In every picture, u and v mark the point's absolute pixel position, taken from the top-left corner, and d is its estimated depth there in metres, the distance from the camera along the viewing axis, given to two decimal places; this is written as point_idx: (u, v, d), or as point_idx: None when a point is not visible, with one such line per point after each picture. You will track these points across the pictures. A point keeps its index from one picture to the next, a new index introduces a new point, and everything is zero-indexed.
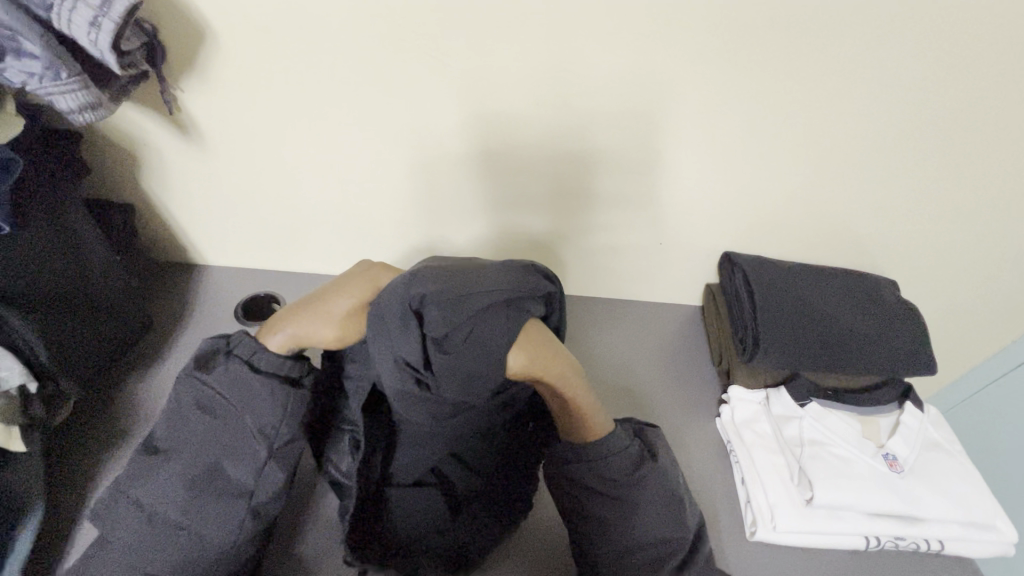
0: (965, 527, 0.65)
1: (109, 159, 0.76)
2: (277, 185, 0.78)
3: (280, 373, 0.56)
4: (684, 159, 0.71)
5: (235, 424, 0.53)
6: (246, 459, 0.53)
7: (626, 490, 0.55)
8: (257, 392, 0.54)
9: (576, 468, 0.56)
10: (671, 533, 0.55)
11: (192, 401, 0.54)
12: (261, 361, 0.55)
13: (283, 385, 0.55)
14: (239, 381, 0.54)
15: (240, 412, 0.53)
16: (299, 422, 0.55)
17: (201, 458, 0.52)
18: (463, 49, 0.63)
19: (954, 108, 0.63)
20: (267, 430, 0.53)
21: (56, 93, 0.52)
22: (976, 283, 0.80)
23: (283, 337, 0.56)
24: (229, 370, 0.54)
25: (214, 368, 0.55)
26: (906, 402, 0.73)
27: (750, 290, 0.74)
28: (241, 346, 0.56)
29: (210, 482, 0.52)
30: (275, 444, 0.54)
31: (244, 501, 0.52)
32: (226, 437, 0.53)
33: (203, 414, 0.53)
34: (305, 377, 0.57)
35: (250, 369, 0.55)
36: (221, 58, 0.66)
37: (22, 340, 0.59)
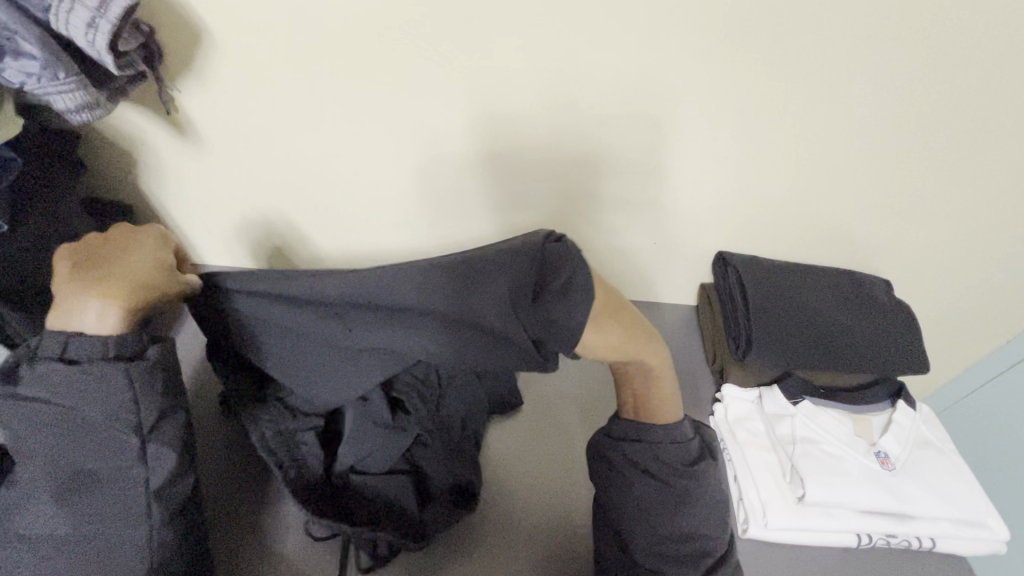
0: (956, 524, 0.65)
1: (107, 158, 0.77)
2: (273, 184, 0.79)
3: (108, 356, 0.44)
4: (677, 159, 0.71)
5: (87, 421, 0.44)
6: (120, 451, 0.45)
7: (684, 479, 0.57)
8: (79, 386, 0.43)
9: (634, 447, 0.58)
10: (711, 528, 0.56)
11: (24, 415, 0.44)
12: (77, 349, 0.44)
13: (112, 367, 0.44)
14: (63, 379, 0.43)
15: (83, 407, 0.44)
16: (169, 397, 0.47)
17: (74, 469, 0.44)
18: (457, 50, 0.64)
19: (944, 109, 0.63)
20: (124, 417, 0.44)
21: (54, 93, 0.53)
22: (969, 283, 0.80)
23: (83, 315, 0.44)
24: (40, 373, 0.43)
25: (27, 378, 0.43)
26: (899, 400, 0.73)
27: (743, 287, 0.75)
28: (47, 344, 0.44)
29: (94, 488, 0.45)
30: (143, 425, 0.45)
31: (140, 492, 0.45)
32: (85, 436, 0.44)
33: (42, 422, 0.44)
34: (147, 349, 0.46)
35: (66, 365, 0.43)
36: (218, 59, 0.66)
37: (18, 333, 0.61)
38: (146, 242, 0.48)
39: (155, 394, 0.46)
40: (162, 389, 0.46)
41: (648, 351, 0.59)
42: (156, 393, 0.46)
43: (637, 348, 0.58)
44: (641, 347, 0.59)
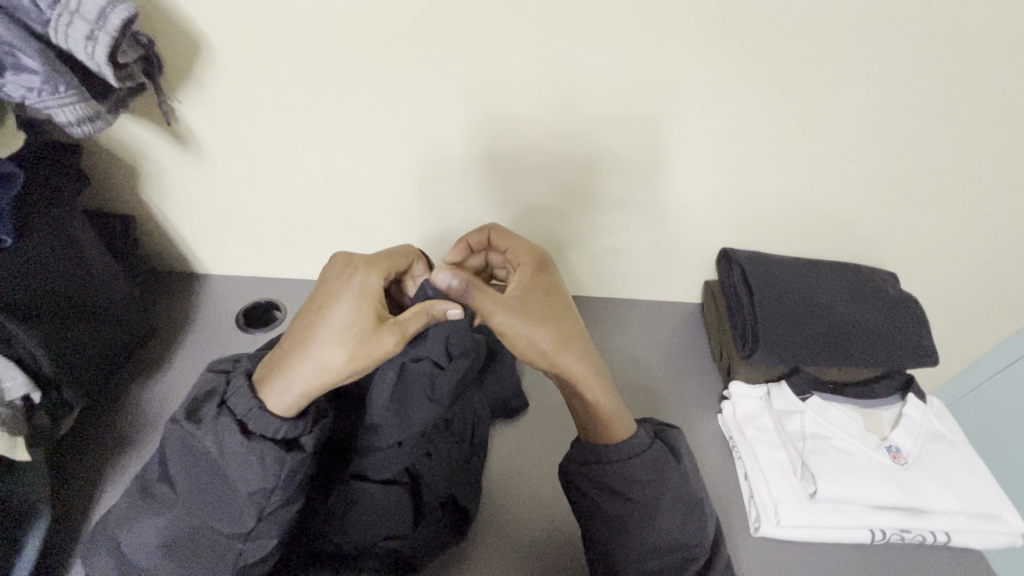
0: (971, 518, 0.64)
1: (109, 171, 0.77)
2: (274, 193, 0.79)
3: (275, 437, 0.50)
4: (678, 157, 0.71)
5: (230, 485, 0.49)
6: (234, 525, 0.49)
7: (647, 493, 0.55)
8: (248, 456, 0.49)
9: (597, 470, 0.56)
10: (685, 537, 0.54)
11: (181, 453, 0.50)
12: (257, 422, 0.50)
13: (279, 449, 0.50)
14: (230, 444, 0.49)
15: (232, 472, 0.49)
16: (297, 485, 0.51)
17: (181, 521, 0.49)
18: (456, 54, 0.64)
19: (944, 99, 0.63)
20: (260, 494, 0.49)
21: (55, 106, 0.53)
22: (975, 275, 0.80)
23: (289, 393, 0.50)
24: (223, 430, 0.49)
25: (208, 417, 0.50)
26: (909, 394, 0.73)
27: (749, 285, 0.75)
28: (238, 399, 0.50)
29: (192, 547, 0.49)
30: (266, 508, 0.50)
31: (233, 560, 0.50)
32: (220, 495, 0.49)
33: (198, 468, 0.50)
34: (305, 438, 0.51)
35: (242, 433, 0.49)
36: (218, 69, 0.67)
37: (24, 348, 0.60)
38: (353, 295, 0.51)
39: (293, 486, 0.51)
40: (295, 474, 0.50)
41: (584, 359, 0.56)
42: (296, 481, 0.51)
43: (573, 351, 0.55)
44: (574, 355, 0.55)
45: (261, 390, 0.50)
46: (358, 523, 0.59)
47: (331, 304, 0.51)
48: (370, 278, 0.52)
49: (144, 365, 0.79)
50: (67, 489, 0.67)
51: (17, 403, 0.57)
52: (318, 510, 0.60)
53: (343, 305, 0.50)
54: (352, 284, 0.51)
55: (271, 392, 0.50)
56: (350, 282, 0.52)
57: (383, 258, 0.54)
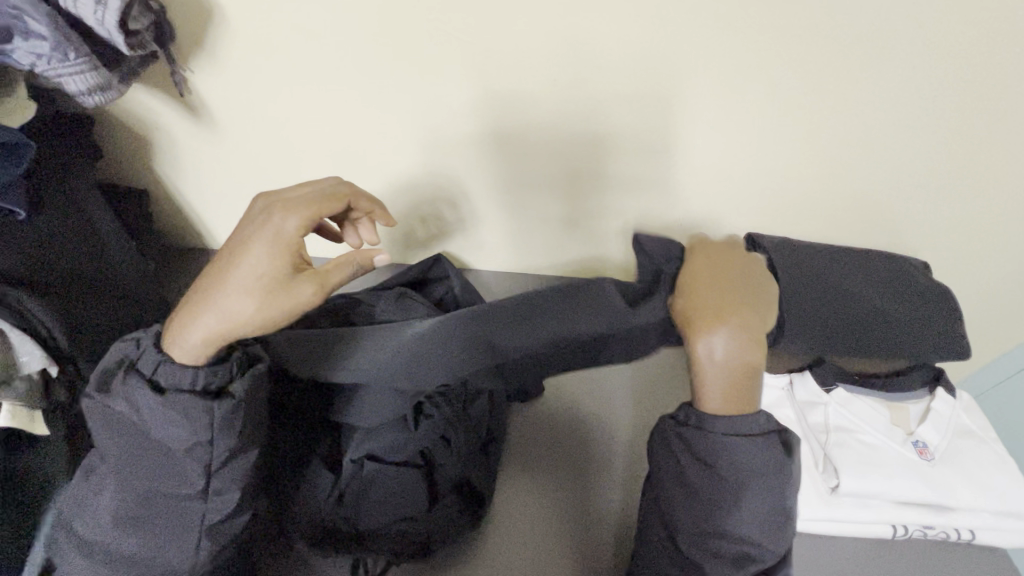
0: (998, 516, 0.63)
1: (120, 143, 0.76)
2: (287, 168, 0.77)
3: (195, 388, 0.48)
4: (706, 137, 0.68)
5: (163, 445, 0.48)
6: (186, 481, 0.49)
7: (737, 479, 0.49)
8: (170, 412, 0.47)
9: (702, 440, 0.50)
10: (761, 536, 0.49)
11: (104, 424, 0.49)
12: (168, 377, 0.48)
13: (201, 399, 0.47)
14: (147, 406, 0.47)
15: (159, 433, 0.48)
16: (237, 433, 0.49)
17: (133, 489, 0.49)
18: (476, 24, 0.61)
19: (997, 79, 0.59)
20: (198, 447, 0.48)
21: (65, 74, 0.52)
22: (1011, 266, 0.76)
23: (197, 338, 0.46)
24: (133, 394, 0.47)
25: (117, 388, 0.48)
26: (938, 388, 0.70)
27: (776, 272, 0.72)
28: (145, 362, 0.48)
29: (151, 510, 0.49)
30: (212, 461, 0.49)
31: (194, 517, 0.49)
32: (160, 457, 0.49)
33: (128, 436, 0.49)
34: (234, 383, 0.49)
35: (156, 391, 0.47)
36: (229, 38, 0.64)
37: (42, 327, 0.58)
38: (267, 241, 0.45)
39: (233, 433, 0.49)
40: (232, 422, 0.49)
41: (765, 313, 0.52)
42: (234, 429, 0.49)
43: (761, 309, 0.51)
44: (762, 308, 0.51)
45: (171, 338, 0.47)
46: (371, 505, 0.58)
47: (244, 247, 0.46)
48: (289, 224, 0.46)
49: None
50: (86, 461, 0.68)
51: (33, 376, 0.57)
52: (328, 493, 0.59)
53: (252, 248, 0.45)
54: (267, 229, 0.46)
55: (179, 338, 0.46)
56: (265, 225, 0.46)
57: (309, 201, 0.48)
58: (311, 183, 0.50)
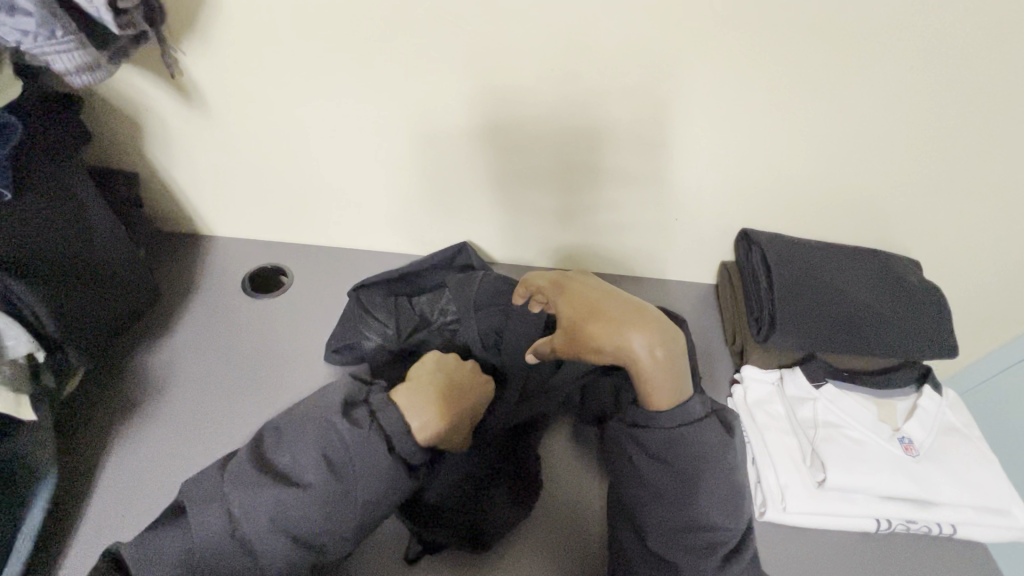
0: (979, 512, 0.64)
1: (110, 125, 0.74)
2: (280, 154, 0.76)
3: (408, 459, 0.54)
4: (704, 132, 0.68)
5: (347, 492, 0.51)
6: (335, 517, 0.51)
7: (685, 468, 0.52)
8: (386, 467, 0.52)
9: (644, 434, 0.53)
10: (723, 520, 0.52)
11: (323, 444, 0.52)
12: (400, 441, 0.53)
13: (409, 475, 0.53)
14: (368, 449, 0.52)
15: (356, 479, 0.51)
16: (399, 500, 0.54)
17: (282, 512, 0.50)
18: (475, 14, 0.60)
19: (993, 82, 0.59)
20: (372, 503, 0.52)
21: (51, 52, 0.51)
22: (997, 267, 0.77)
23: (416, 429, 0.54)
24: (369, 436, 0.52)
25: (365, 420, 0.53)
26: (926, 386, 0.71)
27: (768, 269, 0.72)
28: (387, 411, 0.54)
29: (279, 538, 0.50)
30: (371, 518, 0.53)
31: (309, 556, 0.51)
32: (328, 501, 0.51)
33: (344, 466, 0.52)
34: (424, 463, 0.55)
35: (387, 445, 0.53)
36: (223, 21, 0.63)
37: (23, 304, 0.57)
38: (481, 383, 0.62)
39: (397, 504, 0.54)
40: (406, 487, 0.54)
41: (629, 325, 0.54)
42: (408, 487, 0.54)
43: (621, 321, 0.54)
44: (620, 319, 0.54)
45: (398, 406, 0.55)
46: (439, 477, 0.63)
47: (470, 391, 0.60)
48: None
49: (150, 328, 0.78)
50: (74, 449, 0.67)
51: (21, 361, 0.57)
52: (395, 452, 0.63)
53: None
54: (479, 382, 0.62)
55: None
56: None
57: None
58: None
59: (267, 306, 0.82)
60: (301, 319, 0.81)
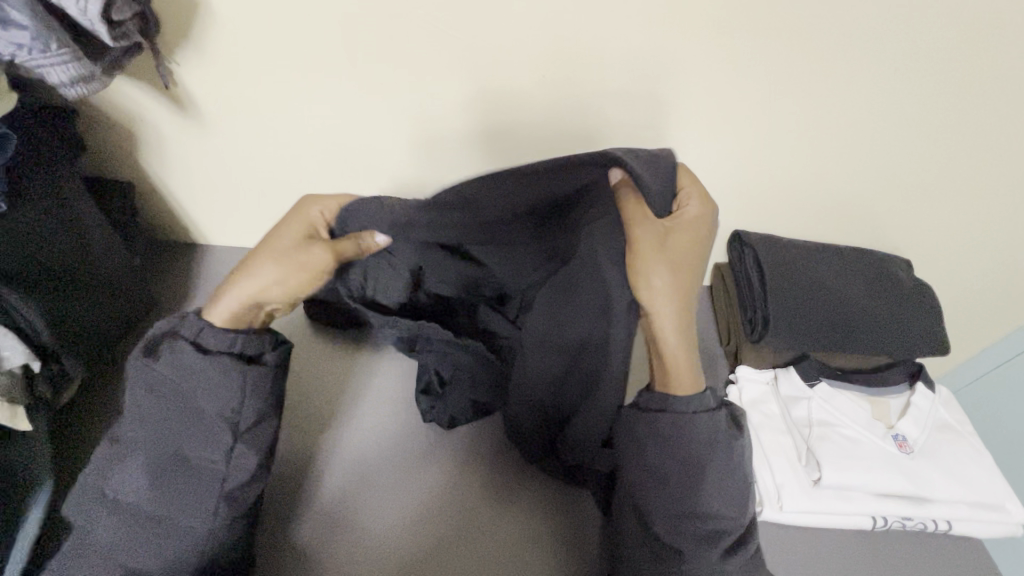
0: (973, 507, 0.64)
1: (104, 135, 0.74)
2: (276, 162, 0.77)
3: (234, 351, 0.51)
4: (694, 135, 0.69)
5: (196, 409, 0.50)
6: (213, 445, 0.51)
7: (702, 458, 0.51)
8: (210, 373, 0.50)
9: (658, 419, 0.52)
10: (728, 510, 0.52)
11: (144, 388, 0.51)
12: (212, 339, 0.51)
13: (239, 363, 0.51)
14: (186, 368, 0.50)
15: (194, 395, 0.50)
16: (264, 399, 0.53)
17: (163, 446, 0.51)
18: (465, 22, 0.61)
19: (972, 85, 0.60)
20: (230, 411, 0.51)
21: (46, 65, 0.51)
22: (986, 265, 0.78)
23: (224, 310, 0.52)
24: (177, 355, 0.50)
25: (163, 351, 0.50)
26: (918, 383, 0.72)
27: (761, 269, 0.73)
28: (188, 328, 0.51)
29: (178, 472, 0.50)
30: (239, 424, 0.52)
31: (217, 485, 0.51)
32: (191, 422, 0.51)
33: (166, 405, 0.50)
34: (266, 354, 0.53)
35: (202, 351, 0.50)
36: (217, 32, 0.64)
37: (21, 318, 0.58)
38: (312, 263, 0.53)
39: (262, 396, 0.52)
40: (260, 386, 0.52)
41: (676, 316, 0.53)
42: (263, 395, 0.53)
43: (671, 304, 0.52)
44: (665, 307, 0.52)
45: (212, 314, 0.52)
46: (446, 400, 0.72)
47: (285, 258, 0.53)
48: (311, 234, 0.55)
49: (146, 335, 0.79)
50: (70, 458, 0.67)
51: (15, 371, 0.57)
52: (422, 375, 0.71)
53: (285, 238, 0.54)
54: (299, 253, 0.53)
55: (221, 308, 0.52)
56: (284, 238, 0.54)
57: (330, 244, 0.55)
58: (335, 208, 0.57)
59: None
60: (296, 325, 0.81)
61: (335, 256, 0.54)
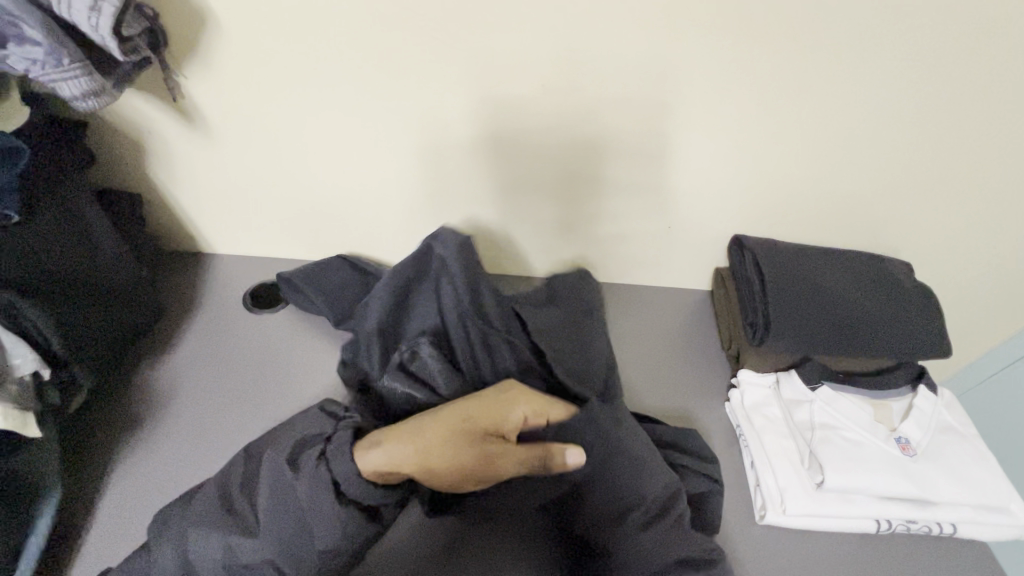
0: (978, 510, 0.64)
1: (113, 147, 0.76)
2: (280, 172, 0.78)
3: (361, 505, 0.53)
4: (691, 142, 0.70)
5: (307, 535, 0.52)
6: (297, 564, 0.52)
7: (647, 496, 0.58)
8: (333, 516, 0.52)
9: (610, 462, 0.58)
10: (686, 552, 0.56)
11: (270, 487, 0.54)
12: (348, 483, 0.52)
13: (361, 523, 0.53)
14: (316, 491, 0.52)
15: (310, 523, 0.52)
16: (353, 551, 0.54)
17: (255, 550, 0.52)
18: (465, 34, 0.62)
19: (962, 88, 0.61)
20: (328, 550, 0.52)
21: (58, 79, 0.52)
22: (985, 268, 0.79)
23: (381, 456, 0.54)
24: (318, 482, 0.52)
25: (307, 465, 0.53)
26: (920, 385, 0.72)
27: (761, 273, 0.73)
28: (337, 460, 0.52)
29: (250, 574, 0.52)
30: (325, 562, 0.52)
31: None
32: (292, 543, 0.52)
33: (281, 506, 0.52)
34: (384, 511, 0.55)
35: (334, 496, 0.52)
36: (223, 45, 0.65)
37: (33, 326, 0.58)
38: (460, 441, 0.56)
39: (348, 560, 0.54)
40: (360, 543, 0.54)
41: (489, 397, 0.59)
42: (353, 550, 0.54)
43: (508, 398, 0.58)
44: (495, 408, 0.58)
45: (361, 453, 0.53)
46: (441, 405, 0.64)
47: (443, 438, 0.56)
48: (513, 417, 0.57)
49: (152, 346, 0.79)
50: (77, 467, 0.67)
51: (26, 379, 0.57)
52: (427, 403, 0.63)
53: (456, 410, 0.58)
54: (445, 428, 0.56)
55: (369, 457, 0.53)
56: (448, 418, 0.57)
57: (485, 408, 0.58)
58: (513, 394, 0.59)
59: (266, 323, 0.83)
60: (300, 334, 0.82)
61: (482, 455, 0.56)
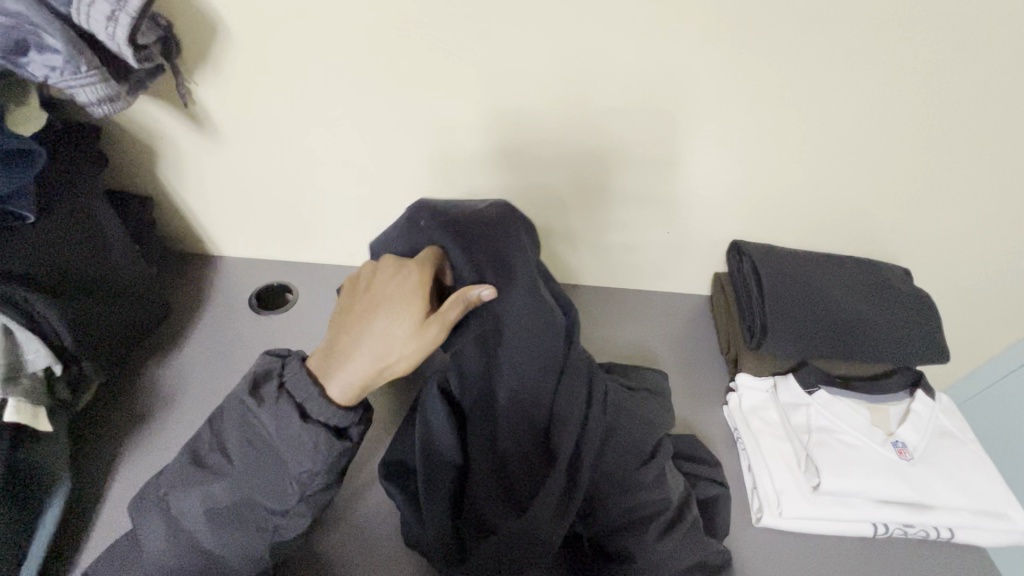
0: (975, 515, 0.64)
1: (125, 151, 0.78)
2: (286, 177, 0.80)
3: (328, 425, 0.50)
4: (688, 148, 0.71)
5: (281, 469, 0.50)
6: (280, 500, 0.51)
7: (661, 489, 0.59)
8: (304, 440, 0.50)
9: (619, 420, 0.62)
10: (691, 556, 0.58)
11: (239, 428, 0.51)
12: (313, 408, 0.50)
13: (331, 442, 0.50)
14: (284, 427, 0.50)
15: (281, 451, 0.50)
16: (337, 472, 0.52)
17: (234, 491, 0.51)
18: (467, 43, 0.64)
19: (955, 98, 0.63)
20: (306, 476, 0.50)
21: (76, 86, 0.55)
22: (983, 275, 0.79)
23: (339, 387, 0.49)
24: (280, 412, 0.50)
25: (266, 395, 0.51)
26: (919, 390, 0.72)
27: (758, 276, 0.74)
28: (296, 383, 0.50)
29: (238, 514, 0.51)
30: (308, 489, 0.51)
31: (267, 537, 0.51)
32: (272, 479, 0.50)
33: (255, 447, 0.51)
34: (352, 429, 0.52)
35: (300, 417, 0.50)
36: (234, 54, 0.68)
37: (46, 323, 0.60)
38: (402, 339, 0.48)
39: (334, 474, 0.52)
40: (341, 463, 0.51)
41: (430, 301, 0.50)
42: (338, 469, 0.52)
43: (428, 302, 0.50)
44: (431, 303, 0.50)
45: (319, 378, 0.50)
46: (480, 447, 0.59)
47: (378, 336, 0.49)
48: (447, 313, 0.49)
49: (158, 345, 0.81)
50: (83, 461, 0.69)
51: (39, 374, 0.59)
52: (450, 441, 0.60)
53: (390, 290, 0.50)
54: (382, 316, 0.49)
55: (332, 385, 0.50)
56: (386, 297, 0.50)
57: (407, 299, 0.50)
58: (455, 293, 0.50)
59: (273, 321, 0.85)
60: (304, 335, 0.84)
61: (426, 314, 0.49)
